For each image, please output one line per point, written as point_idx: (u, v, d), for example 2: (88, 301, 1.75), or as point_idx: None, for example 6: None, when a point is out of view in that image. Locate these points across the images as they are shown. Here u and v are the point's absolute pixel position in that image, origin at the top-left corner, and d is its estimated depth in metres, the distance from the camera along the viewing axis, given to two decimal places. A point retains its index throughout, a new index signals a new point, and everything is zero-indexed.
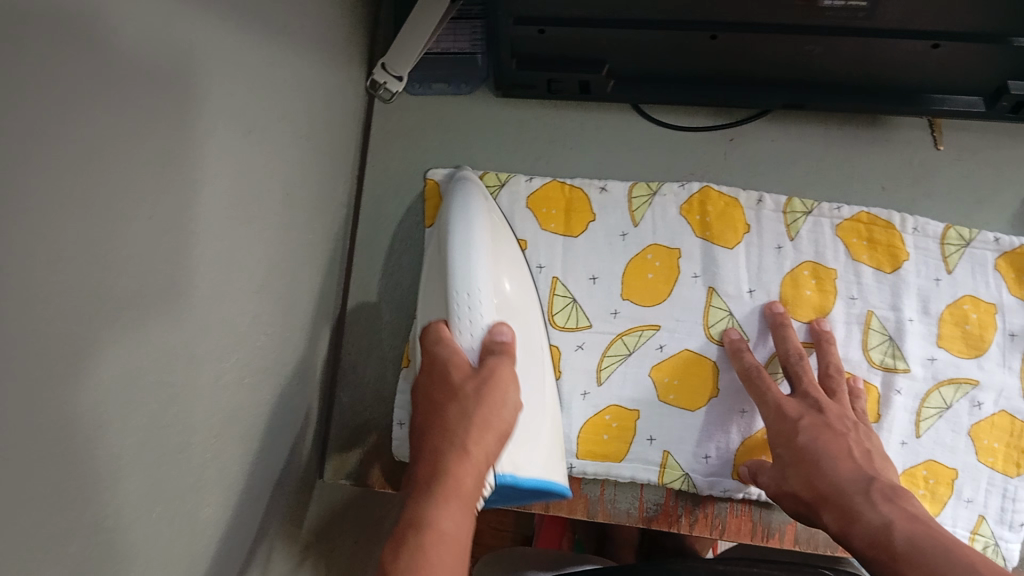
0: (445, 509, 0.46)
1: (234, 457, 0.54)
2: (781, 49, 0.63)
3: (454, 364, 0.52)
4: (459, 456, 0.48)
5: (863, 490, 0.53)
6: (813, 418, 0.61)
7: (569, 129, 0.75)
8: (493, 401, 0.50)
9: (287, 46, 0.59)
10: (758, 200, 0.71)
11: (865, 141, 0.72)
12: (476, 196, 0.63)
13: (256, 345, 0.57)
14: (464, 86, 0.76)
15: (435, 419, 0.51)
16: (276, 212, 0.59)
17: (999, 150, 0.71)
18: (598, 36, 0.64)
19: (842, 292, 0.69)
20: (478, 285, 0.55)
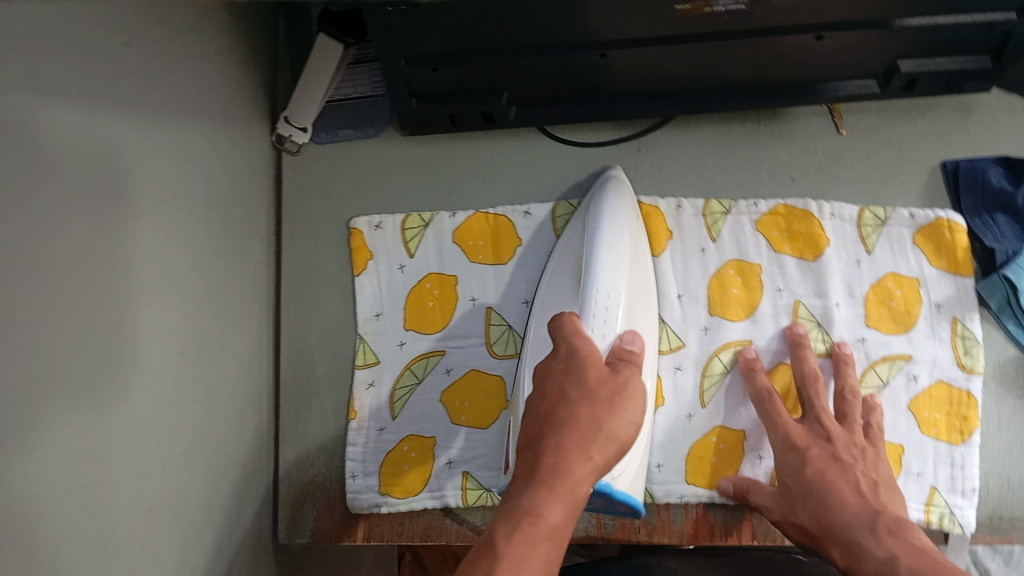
0: (557, 508, 0.46)
1: (177, 537, 0.53)
2: (671, 59, 0.64)
3: (590, 370, 0.53)
4: (583, 460, 0.48)
5: (869, 525, 0.56)
6: (822, 450, 0.63)
7: (479, 159, 0.75)
8: (625, 410, 0.52)
9: (185, 117, 0.58)
10: (677, 206, 0.72)
11: (767, 135, 0.73)
12: (628, 201, 0.68)
13: (183, 423, 0.56)
14: (370, 129, 0.75)
15: (563, 400, 0.51)
16: (190, 284, 0.58)
17: (898, 128, 0.72)
18: (492, 68, 0.64)
19: (768, 286, 0.70)
20: (609, 310, 0.59)
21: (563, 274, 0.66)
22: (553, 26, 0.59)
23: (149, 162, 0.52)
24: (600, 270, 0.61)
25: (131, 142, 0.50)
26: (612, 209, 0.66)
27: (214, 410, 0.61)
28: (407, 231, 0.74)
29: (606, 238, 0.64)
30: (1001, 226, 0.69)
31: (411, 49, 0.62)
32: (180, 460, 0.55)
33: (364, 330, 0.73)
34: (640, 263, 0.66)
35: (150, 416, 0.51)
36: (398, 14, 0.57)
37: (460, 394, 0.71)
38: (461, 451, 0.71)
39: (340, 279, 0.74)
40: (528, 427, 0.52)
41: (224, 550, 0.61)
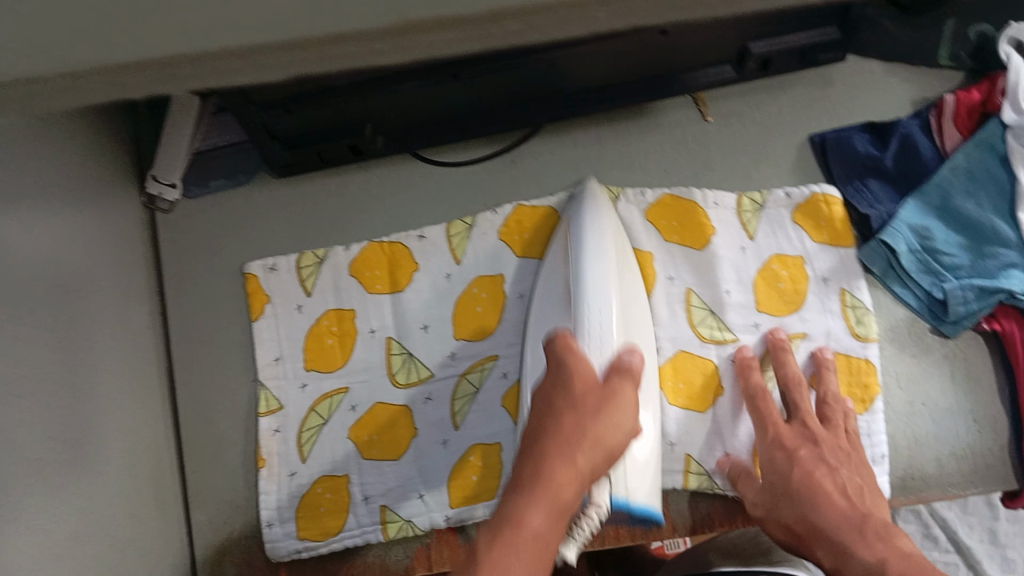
0: (537, 513, 0.45)
1: None
2: (521, 70, 0.63)
3: (577, 374, 0.51)
4: (564, 466, 0.47)
5: (857, 526, 0.54)
6: (810, 451, 0.61)
7: (355, 191, 0.75)
8: (613, 418, 0.50)
9: (46, 196, 0.57)
10: (571, 202, 0.73)
11: (635, 131, 0.74)
12: (608, 216, 0.66)
13: (79, 508, 0.54)
14: (241, 175, 0.75)
15: (549, 410, 0.50)
16: (71, 366, 0.57)
17: (763, 107, 0.73)
18: (347, 103, 0.63)
19: (661, 273, 0.69)
20: (606, 324, 0.57)
21: (557, 296, 0.63)
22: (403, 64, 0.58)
23: (19, 253, 0.51)
24: (588, 290, 0.58)
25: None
26: (595, 220, 0.64)
27: (115, 490, 0.60)
28: (303, 270, 0.74)
29: (592, 246, 0.62)
30: (874, 191, 0.70)
31: (264, 97, 0.61)
32: (81, 546, 0.54)
33: (264, 377, 0.72)
34: (630, 280, 0.64)
35: (44, 506, 0.50)
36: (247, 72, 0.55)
37: (369, 428, 0.71)
38: (374, 485, 0.70)
39: (232, 331, 0.73)
40: (522, 440, 0.51)
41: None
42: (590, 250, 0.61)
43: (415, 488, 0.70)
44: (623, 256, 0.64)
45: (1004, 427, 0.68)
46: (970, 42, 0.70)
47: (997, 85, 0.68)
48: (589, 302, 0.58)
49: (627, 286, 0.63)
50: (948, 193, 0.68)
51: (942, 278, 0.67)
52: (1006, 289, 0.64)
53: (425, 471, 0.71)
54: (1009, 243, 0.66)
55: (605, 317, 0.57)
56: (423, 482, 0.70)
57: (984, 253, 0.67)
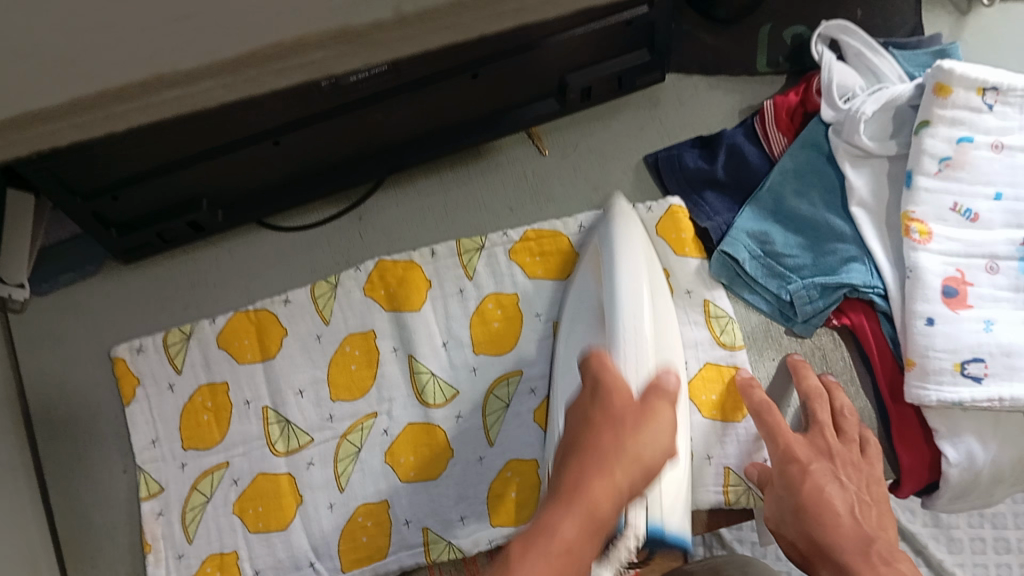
0: (570, 521, 0.41)
1: None
2: (345, 126, 0.64)
3: (616, 389, 0.47)
4: (603, 480, 0.42)
5: (862, 549, 0.52)
6: (822, 465, 0.58)
7: (206, 267, 0.75)
8: (653, 434, 0.45)
9: None
10: (431, 253, 0.74)
11: (477, 173, 0.76)
12: (634, 233, 0.64)
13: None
14: (88, 267, 0.74)
15: (587, 426, 0.45)
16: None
17: (595, 134, 0.76)
18: (177, 181, 0.64)
19: (526, 312, 0.72)
20: (641, 343, 0.54)
21: (587, 313, 0.62)
22: (222, 133, 0.59)
23: None
24: (622, 309, 0.56)
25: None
26: (619, 234, 0.64)
27: None
28: (169, 347, 0.72)
29: (623, 263, 0.59)
30: (711, 202, 0.72)
31: (83, 185, 0.61)
32: None
33: (143, 461, 0.70)
34: (658, 299, 0.60)
35: None
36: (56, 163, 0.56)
37: (252, 500, 0.69)
38: (264, 558, 0.68)
39: (101, 422, 0.72)
40: (560, 454, 0.47)
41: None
42: (623, 268, 0.59)
43: (305, 558, 0.68)
44: (654, 268, 0.63)
45: (874, 418, 0.67)
46: (786, 47, 0.75)
47: (812, 85, 0.72)
48: (624, 321, 0.55)
49: (659, 302, 0.60)
50: (781, 195, 0.70)
51: (787, 279, 0.68)
52: (848, 284, 0.66)
53: (314, 538, 0.68)
54: (845, 238, 0.68)
55: (642, 332, 0.54)
56: (313, 549, 0.68)
57: (824, 250, 0.68)
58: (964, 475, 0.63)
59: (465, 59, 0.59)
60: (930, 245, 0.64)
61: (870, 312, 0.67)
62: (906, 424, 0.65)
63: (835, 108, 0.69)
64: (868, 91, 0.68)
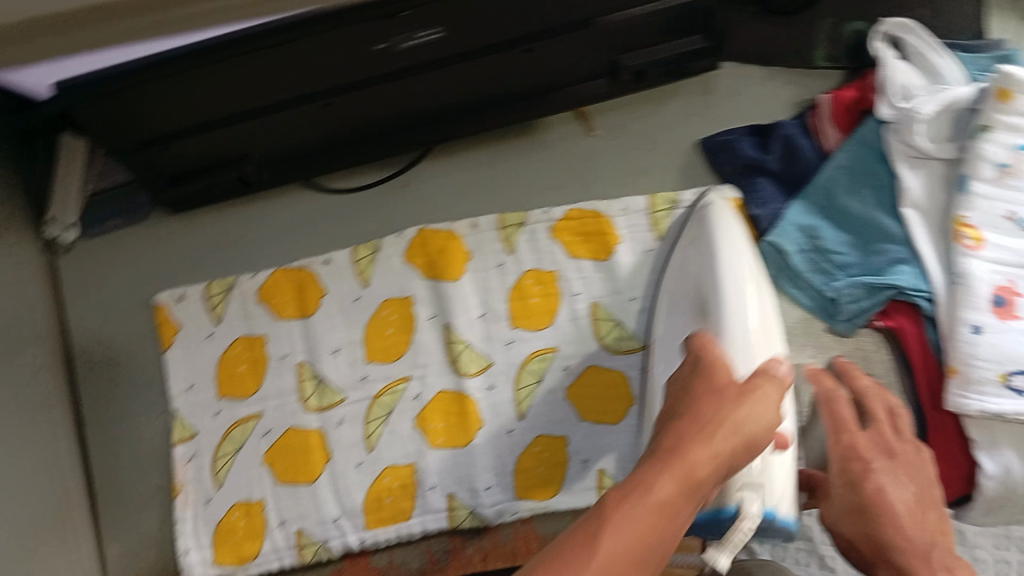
0: (667, 478, 0.40)
1: None
2: (394, 92, 0.64)
3: (719, 367, 0.46)
4: (701, 445, 0.41)
5: (924, 551, 0.50)
6: (885, 463, 0.53)
7: (251, 222, 0.76)
8: (757, 406, 0.43)
9: None
10: (473, 224, 0.73)
11: (527, 147, 0.75)
12: (734, 211, 0.60)
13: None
14: (135, 213, 0.75)
15: (688, 397, 0.45)
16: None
17: (645, 117, 0.75)
18: (227, 136, 0.64)
19: (565, 291, 0.71)
20: (750, 331, 0.50)
21: (686, 296, 0.59)
22: (268, 92, 0.59)
23: None
24: (729, 292, 0.52)
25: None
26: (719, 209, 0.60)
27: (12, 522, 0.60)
28: (211, 297, 0.74)
29: (729, 246, 0.56)
30: (763, 190, 0.71)
31: (138, 130, 0.61)
32: None
33: (177, 405, 0.72)
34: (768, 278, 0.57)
35: None
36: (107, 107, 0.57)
37: (282, 453, 0.70)
38: (290, 509, 0.69)
39: (140, 368, 0.74)
40: (658, 423, 0.46)
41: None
42: (729, 250, 0.55)
43: (329, 514, 0.69)
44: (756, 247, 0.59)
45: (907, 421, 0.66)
46: (845, 42, 0.73)
47: (870, 82, 0.70)
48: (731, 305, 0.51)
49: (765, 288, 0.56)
50: (833, 190, 0.69)
51: (833, 276, 0.68)
52: (894, 285, 0.65)
53: (341, 495, 0.69)
54: (895, 238, 0.67)
55: (749, 320, 0.51)
56: (338, 506, 0.69)
57: (873, 250, 0.67)
58: (1001, 489, 0.62)
59: (516, 31, 0.59)
60: (982, 252, 0.63)
61: (914, 315, 0.66)
62: (940, 431, 0.64)
63: (893, 106, 0.67)
64: (929, 91, 0.67)
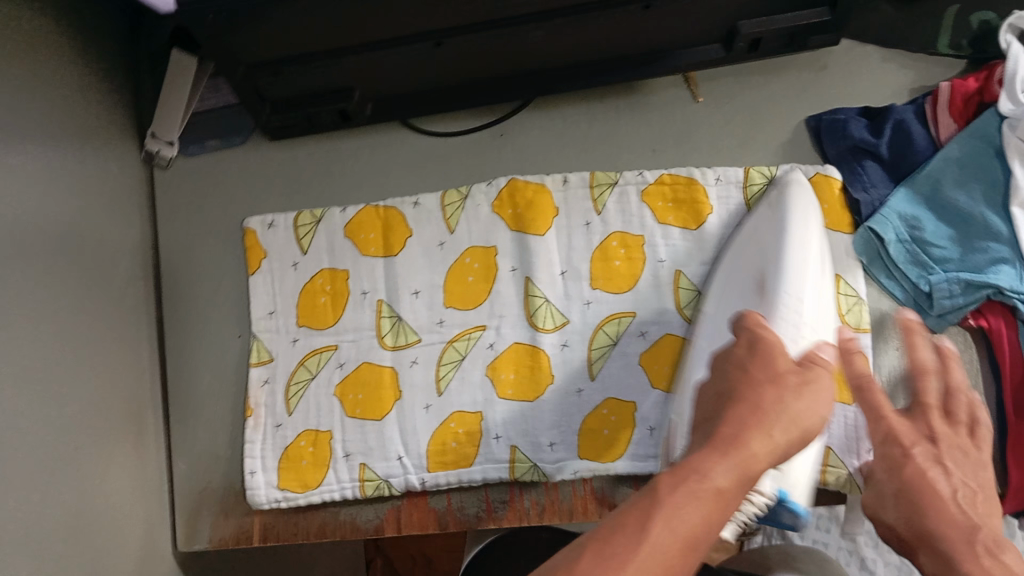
0: (723, 466, 0.38)
1: (48, 538, 0.55)
2: (505, 41, 0.64)
3: (777, 351, 0.46)
4: (762, 436, 0.40)
5: None
6: None
7: (345, 157, 0.77)
8: (815, 400, 0.43)
9: (24, 136, 0.60)
10: (564, 181, 0.73)
11: (626, 109, 0.75)
12: (807, 205, 0.60)
13: (39, 443, 0.56)
14: (236, 137, 0.77)
15: (744, 383, 0.44)
16: (38, 298, 0.59)
17: (751, 90, 0.73)
18: (335, 69, 0.65)
19: (649, 257, 0.70)
20: (800, 317, 0.52)
21: (742, 277, 0.60)
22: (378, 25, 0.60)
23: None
24: (787, 275, 0.54)
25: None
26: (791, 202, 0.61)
27: (88, 416, 0.63)
28: (299, 228, 0.75)
29: (794, 236, 0.57)
30: (870, 173, 0.69)
31: (249, 55, 0.63)
32: (43, 462, 0.56)
33: (258, 329, 0.73)
34: (827, 273, 0.57)
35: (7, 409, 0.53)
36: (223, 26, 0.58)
37: (354, 386, 0.71)
38: (355, 442, 0.70)
39: (223, 289, 0.75)
40: (701, 411, 0.45)
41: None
42: (794, 236, 0.56)
43: (394, 451, 0.69)
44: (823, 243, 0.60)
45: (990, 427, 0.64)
46: (970, 31, 0.71)
47: (994, 75, 0.67)
48: (785, 287, 0.53)
49: (825, 278, 0.57)
50: (939, 182, 0.67)
51: (930, 270, 0.66)
52: (994, 285, 0.62)
53: (406, 434, 0.69)
54: (1000, 238, 0.64)
55: (802, 304, 0.52)
56: (404, 445, 0.69)
57: (974, 247, 0.65)
58: None
59: None
60: None
61: (1012, 319, 0.64)
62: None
63: (1015, 101, 0.63)
64: None
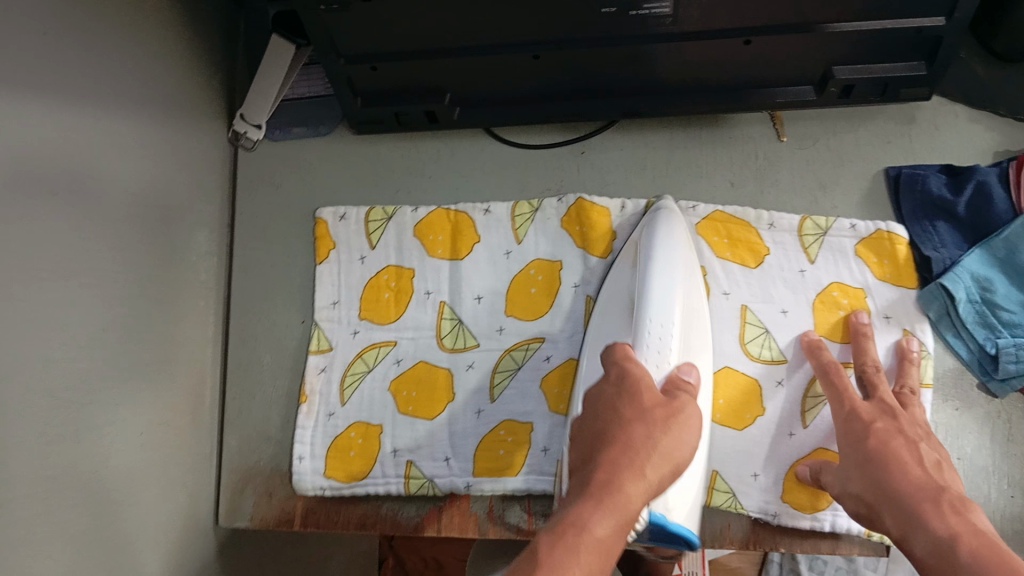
0: (604, 520, 0.45)
1: (101, 485, 0.57)
2: (601, 60, 0.65)
3: (645, 386, 0.53)
4: (633, 478, 0.47)
5: (932, 496, 0.53)
6: (887, 424, 0.60)
7: (424, 157, 0.78)
8: (679, 434, 0.51)
9: (123, 98, 0.62)
10: (622, 206, 0.73)
11: (708, 139, 0.75)
12: (677, 236, 0.65)
13: (102, 398, 0.58)
14: (321, 127, 0.79)
15: (617, 424, 0.51)
16: (116, 260, 0.61)
17: (837, 134, 0.74)
18: (432, 69, 0.67)
19: (714, 288, 0.70)
20: (667, 340, 0.56)
21: (620, 304, 0.63)
22: (474, 27, 0.61)
23: (82, 150, 0.57)
24: (653, 301, 0.58)
25: (22, 116, 0.50)
26: (665, 235, 0.65)
27: (151, 378, 0.65)
28: (370, 223, 0.76)
29: (660, 269, 0.61)
30: (942, 234, 0.69)
31: (351, 45, 0.65)
32: (104, 413, 0.58)
33: (319, 318, 0.74)
34: (693, 306, 0.62)
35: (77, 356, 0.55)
36: (331, 13, 0.61)
37: (408, 384, 0.72)
38: (405, 440, 0.70)
39: (291, 273, 0.76)
40: (581, 452, 0.52)
41: (150, 545, 0.63)
42: (660, 267, 0.61)
43: (442, 452, 0.69)
44: (691, 275, 0.64)
45: None
46: None
47: None
48: (652, 312, 0.57)
49: (692, 312, 0.61)
50: (1016, 246, 0.66)
51: (997, 332, 0.65)
52: None
53: (455, 436, 0.70)
54: None
55: (666, 331, 0.57)
56: (451, 447, 0.69)
57: None
58: None
59: (737, 21, 0.61)
60: None
61: None
62: None
63: None
64: None
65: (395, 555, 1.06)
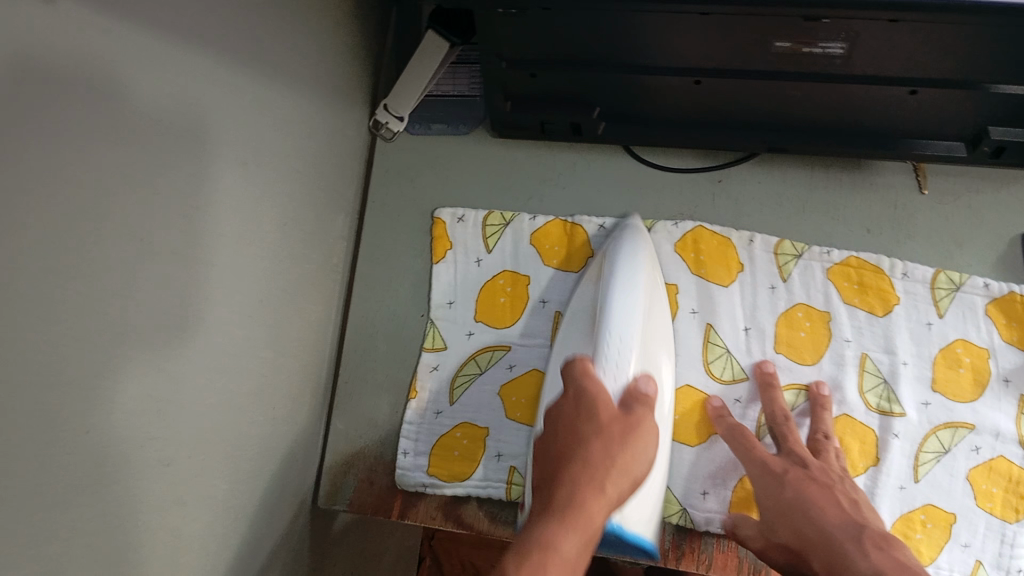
0: (569, 538, 0.46)
1: (237, 455, 0.58)
2: (761, 92, 0.66)
3: (602, 401, 0.54)
4: (594, 495, 0.49)
5: (855, 537, 0.56)
6: (798, 471, 0.62)
7: (559, 168, 0.79)
8: (637, 449, 0.52)
9: (294, 80, 0.64)
10: (749, 238, 0.74)
11: (847, 183, 0.75)
12: (642, 249, 0.67)
13: (246, 368, 0.59)
14: (462, 126, 0.80)
15: (574, 440, 0.52)
16: (273, 237, 0.62)
17: (978, 194, 0.74)
18: (588, 83, 0.68)
19: (836, 334, 0.70)
20: (622, 352, 0.57)
21: (583, 320, 0.65)
22: (646, 47, 0.62)
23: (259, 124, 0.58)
24: (614, 314, 0.59)
25: (223, 87, 0.52)
26: (631, 252, 0.66)
27: (283, 354, 0.65)
28: (488, 227, 0.77)
29: (617, 286, 0.62)
30: None
31: (518, 54, 0.66)
32: (246, 386, 0.59)
33: (436, 315, 0.75)
34: (654, 319, 0.63)
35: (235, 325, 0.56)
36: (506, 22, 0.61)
37: (518, 390, 0.72)
38: (510, 446, 0.70)
39: (415, 266, 0.77)
40: (545, 472, 0.53)
41: (268, 519, 0.63)
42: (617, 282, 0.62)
43: None
44: (654, 289, 0.65)
45: None
46: None
47: None
48: (608, 331, 0.58)
49: (654, 326, 0.63)
50: None
51: None
52: None
53: None
54: None
55: (625, 343, 0.58)
56: None
57: None
58: None
59: (906, 71, 0.61)
60: None
61: None
62: None
63: None
64: None
65: (432, 554, 1.05)
